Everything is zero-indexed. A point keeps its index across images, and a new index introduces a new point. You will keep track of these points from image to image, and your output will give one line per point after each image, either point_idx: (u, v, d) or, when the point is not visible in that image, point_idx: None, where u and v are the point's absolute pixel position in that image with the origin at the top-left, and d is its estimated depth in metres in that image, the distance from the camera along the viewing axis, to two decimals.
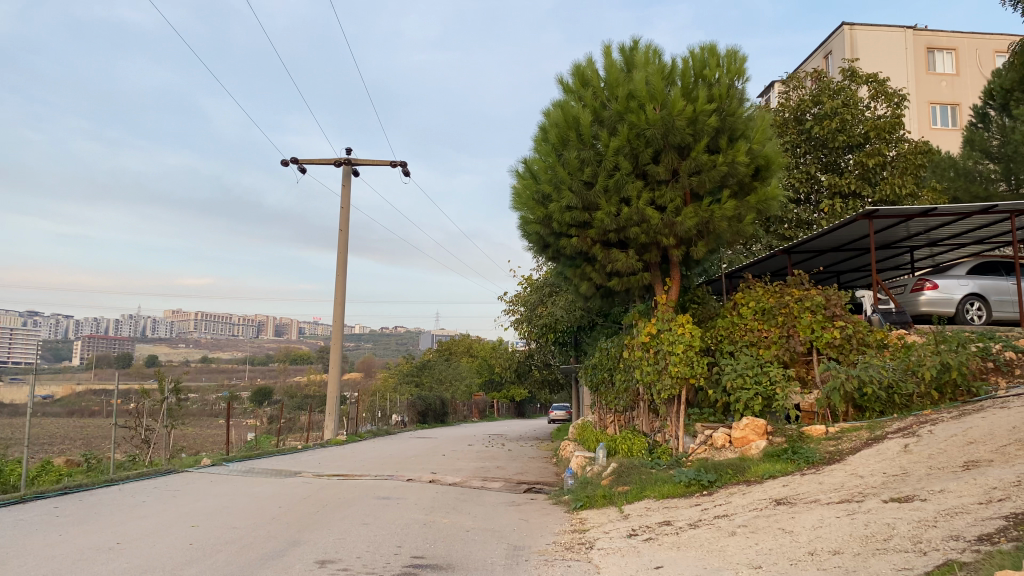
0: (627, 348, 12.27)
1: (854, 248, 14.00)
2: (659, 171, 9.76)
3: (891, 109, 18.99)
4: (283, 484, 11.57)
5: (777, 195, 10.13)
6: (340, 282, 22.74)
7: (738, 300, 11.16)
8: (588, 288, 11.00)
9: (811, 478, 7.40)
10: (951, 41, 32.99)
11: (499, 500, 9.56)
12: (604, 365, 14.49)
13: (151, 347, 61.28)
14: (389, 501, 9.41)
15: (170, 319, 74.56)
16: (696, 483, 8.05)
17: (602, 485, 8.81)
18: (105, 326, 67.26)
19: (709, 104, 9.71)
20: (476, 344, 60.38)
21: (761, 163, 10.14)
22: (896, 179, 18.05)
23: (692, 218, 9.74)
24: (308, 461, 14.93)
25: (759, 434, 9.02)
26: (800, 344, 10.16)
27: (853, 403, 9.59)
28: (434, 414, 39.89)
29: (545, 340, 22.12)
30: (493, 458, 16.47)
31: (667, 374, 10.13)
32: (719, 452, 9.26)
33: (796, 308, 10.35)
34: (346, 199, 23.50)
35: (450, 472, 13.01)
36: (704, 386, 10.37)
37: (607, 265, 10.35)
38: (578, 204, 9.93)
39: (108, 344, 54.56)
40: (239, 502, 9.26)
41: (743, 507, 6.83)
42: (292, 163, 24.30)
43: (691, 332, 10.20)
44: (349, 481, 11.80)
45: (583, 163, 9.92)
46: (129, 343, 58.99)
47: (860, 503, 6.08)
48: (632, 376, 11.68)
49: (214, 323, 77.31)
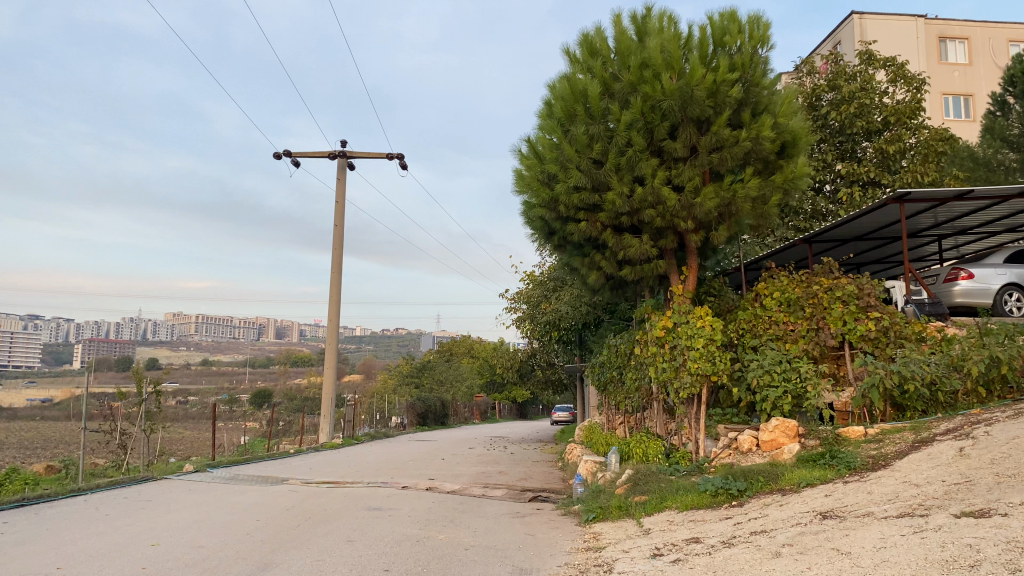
0: (639, 344, 11.40)
1: (880, 237, 13.09)
2: (676, 147, 8.89)
3: (911, 94, 18.08)
4: (268, 493, 10.69)
5: (806, 173, 9.26)
6: (335, 278, 21.85)
7: (761, 290, 10.30)
8: (598, 277, 10.13)
9: (858, 487, 6.51)
10: (963, 30, 32.11)
11: (502, 511, 8.67)
12: (613, 363, 13.59)
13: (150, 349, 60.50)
14: (381, 512, 8.51)
15: (170, 322, 73.89)
16: (724, 492, 7.16)
17: (617, 494, 7.91)
18: (105, 329, 66.59)
19: (730, 74, 8.85)
20: (477, 345, 59.53)
21: (787, 138, 9.27)
22: (918, 167, 17.14)
23: (713, 199, 8.86)
24: (299, 466, 14.05)
25: (790, 437, 8.15)
26: (831, 338, 9.29)
27: (892, 401, 8.69)
28: (435, 415, 39.03)
29: (548, 339, 21.23)
30: (495, 463, 15.57)
31: (686, 371, 9.22)
32: (745, 456, 8.36)
33: (825, 298, 9.49)
34: (341, 193, 22.63)
35: (449, 479, 12.12)
36: (725, 384, 9.48)
37: (619, 252, 9.46)
38: (587, 184, 9.04)
39: (109, 347, 53.86)
40: (214, 514, 8.37)
41: (783, 522, 5.94)
42: (285, 156, 23.44)
43: (712, 325, 9.31)
44: (339, 489, 10.90)
45: (592, 139, 9.03)
46: (129, 346, 58.23)
47: (926, 518, 5.18)
48: (646, 374, 10.80)
49: (214, 326, 76.56)
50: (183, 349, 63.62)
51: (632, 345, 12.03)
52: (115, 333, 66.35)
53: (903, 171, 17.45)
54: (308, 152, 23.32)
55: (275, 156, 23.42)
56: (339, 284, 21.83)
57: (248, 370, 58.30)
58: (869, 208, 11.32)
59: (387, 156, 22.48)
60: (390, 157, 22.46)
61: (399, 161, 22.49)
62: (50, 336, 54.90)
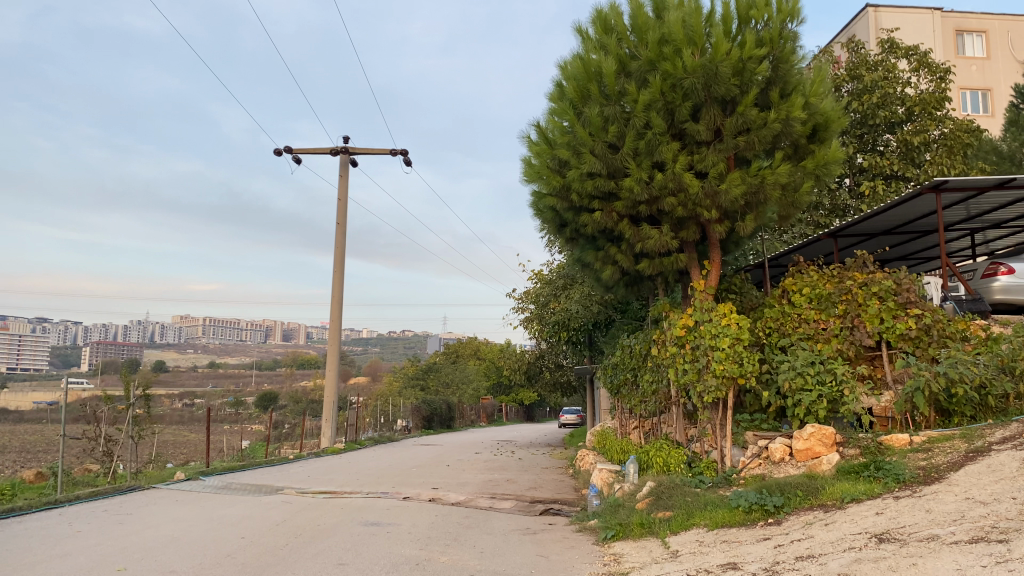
0: (657, 345, 10.67)
1: (909, 232, 12.32)
2: (699, 130, 8.18)
3: (936, 83, 17.28)
4: (260, 504, 10.00)
5: (840, 158, 8.52)
6: (337, 277, 21.17)
7: (789, 287, 9.59)
8: (613, 272, 9.41)
9: (914, 503, 5.75)
10: (981, 23, 31.25)
11: (511, 527, 7.94)
12: (626, 365, 12.87)
13: (157, 352, 60.18)
14: (379, 528, 7.81)
15: (177, 324, 73.56)
16: (759, 508, 6.43)
17: (638, 509, 7.19)
18: (114, 332, 66.37)
19: (758, 49, 8.13)
20: (484, 347, 58.77)
21: (819, 121, 8.54)
22: (944, 159, 16.35)
23: (739, 186, 8.15)
24: (297, 474, 13.38)
25: (828, 446, 7.41)
26: (867, 337, 8.58)
27: (937, 406, 7.93)
28: (440, 419, 38.36)
29: (557, 340, 20.49)
30: (503, 469, 14.84)
31: (711, 373, 8.48)
32: (778, 467, 7.63)
33: (860, 295, 8.79)
34: (342, 190, 21.95)
35: (454, 488, 11.39)
36: (753, 388, 8.74)
37: (636, 245, 8.73)
38: (602, 170, 8.31)
39: (118, 350, 53.49)
40: (196, 530, 7.66)
41: (833, 546, 5.19)
42: (285, 152, 22.75)
43: (738, 324, 8.58)
44: (337, 500, 10.19)
45: (607, 121, 8.29)
46: (137, 348, 57.96)
47: (1007, 546, 4.43)
48: (665, 376, 10.08)
49: (221, 329, 76.07)
50: (190, 352, 63.22)
51: (649, 346, 11.30)
52: (122, 336, 66.02)
53: (927, 163, 16.65)
54: (309, 149, 22.66)
55: (275, 152, 22.75)
56: (342, 283, 21.17)
57: (254, 373, 57.76)
58: (904, 198, 10.54)
59: (390, 153, 21.82)
60: (393, 154, 21.79)
61: (403, 158, 21.80)
62: (56, 338, 54.49)
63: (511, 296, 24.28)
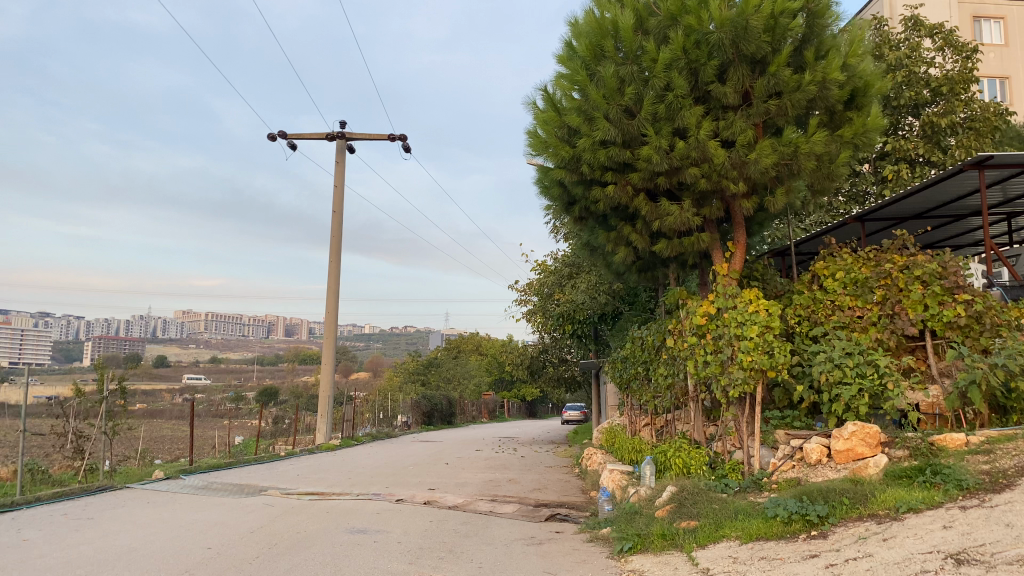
0: (675, 335, 9.81)
1: (943, 215, 11.40)
2: (726, 92, 7.33)
3: (961, 63, 16.29)
4: (240, 506, 9.17)
5: (881, 126, 7.64)
6: (333, 268, 20.39)
7: (821, 272, 8.72)
8: (627, 255, 8.55)
9: (989, 516, 4.87)
10: (999, 9, 30.38)
11: (513, 536, 7.08)
12: (638, 358, 12.01)
13: (158, 347, 59.62)
14: (365, 537, 6.95)
15: (180, 319, 73.01)
16: (801, 519, 5.57)
17: (658, 518, 6.33)
18: (116, 327, 65.83)
19: (792, 2, 7.26)
20: (486, 342, 57.88)
21: (857, 84, 7.68)
22: (972, 141, 15.41)
23: (770, 156, 7.30)
24: (285, 474, 12.54)
25: (872, 447, 6.57)
26: (911, 325, 7.74)
27: (993, 403, 7.07)
28: (440, 415, 37.52)
29: (561, 333, 19.61)
30: (504, 469, 13.99)
31: (737, 366, 7.61)
32: (815, 469, 6.79)
33: (902, 279, 7.94)
34: (339, 176, 21.11)
35: (452, 490, 10.55)
36: (783, 382, 7.87)
37: (654, 223, 7.86)
38: (617, 138, 7.44)
39: (119, 345, 52.91)
40: (158, 539, 6.81)
41: (898, 569, 4.34)
42: (279, 137, 21.89)
43: (767, 310, 7.71)
44: (323, 502, 9.35)
45: (623, 82, 7.43)
46: (138, 342, 57.37)
47: None
48: (683, 369, 9.23)
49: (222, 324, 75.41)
50: (192, 347, 62.59)
51: (664, 337, 10.43)
52: (123, 331, 65.46)
53: (954, 147, 15.73)
54: (304, 134, 21.82)
55: (269, 138, 21.90)
56: (338, 273, 20.37)
57: (255, 367, 57.06)
58: (940, 176, 9.57)
59: (388, 138, 20.97)
60: (392, 140, 20.95)
61: (401, 143, 20.94)
62: (57, 332, 54.02)
63: (513, 288, 23.41)
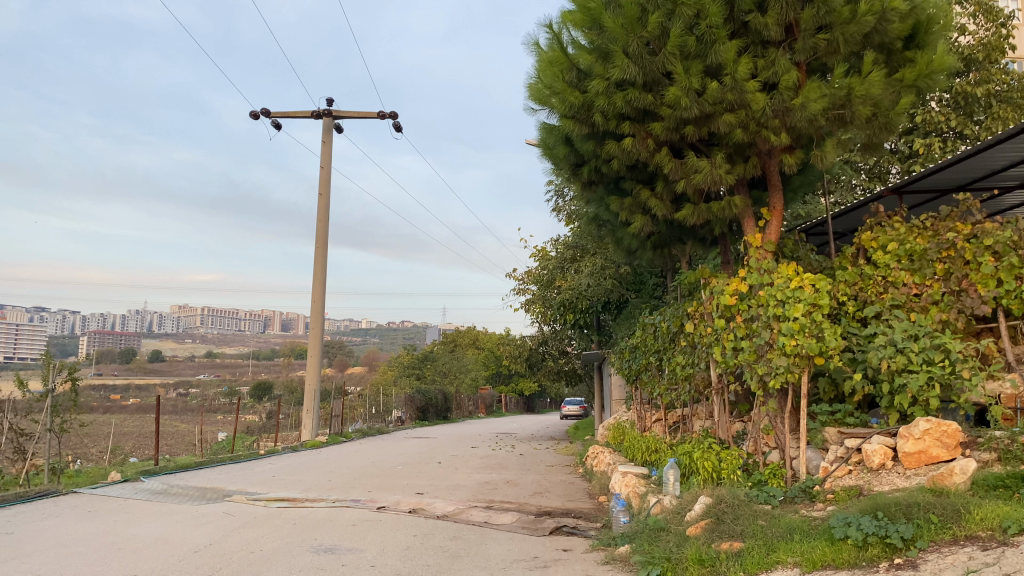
0: (696, 320, 8.62)
1: (986, 186, 10.16)
2: (767, 24, 6.14)
3: (995, 30, 15.02)
4: (196, 515, 7.94)
5: (950, 66, 6.45)
6: (320, 255, 19.18)
7: (868, 244, 7.53)
8: (645, 224, 7.35)
9: None
10: None
11: (512, 555, 5.87)
12: (650, 347, 10.81)
13: (154, 342, 58.53)
14: (332, 558, 5.72)
15: (175, 314, 71.87)
16: (880, 543, 4.35)
17: (691, 539, 5.12)
18: (109, 321, 64.57)
19: None
20: (482, 335, 56.56)
21: (920, 17, 6.48)
22: (1010, 112, 14.16)
23: (819, 100, 6.10)
24: (259, 476, 11.33)
25: (950, 448, 5.38)
26: (982, 304, 6.53)
27: None
28: (435, 409, 36.27)
29: (562, 323, 18.43)
30: (501, 468, 12.79)
31: (777, 351, 6.42)
32: (878, 476, 5.58)
33: (970, 249, 6.73)
34: (326, 157, 19.87)
35: (442, 494, 9.33)
36: (830, 371, 6.67)
37: (679, 182, 6.65)
38: (637, 79, 6.25)
39: (109, 339, 51.59)
40: (77, 562, 5.59)
41: None
42: (263, 115, 20.63)
43: (813, 284, 6.51)
44: (293, 511, 8.13)
45: (645, 11, 6.24)
46: (131, 337, 56.15)
47: None
48: (708, 357, 8.03)
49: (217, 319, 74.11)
50: (187, 342, 61.49)
51: (682, 323, 9.23)
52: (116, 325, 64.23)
53: (988, 120, 14.47)
54: (289, 112, 20.58)
55: (252, 115, 20.66)
56: (325, 259, 19.15)
57: (251, 362, 55.82)
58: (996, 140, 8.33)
59: (378, 116, 19.75)
60: (382, 118, 19.71)
61: (392, 121, 19.72)
62: (48, 327, 52.89)
63: (511, 277, 22.15)
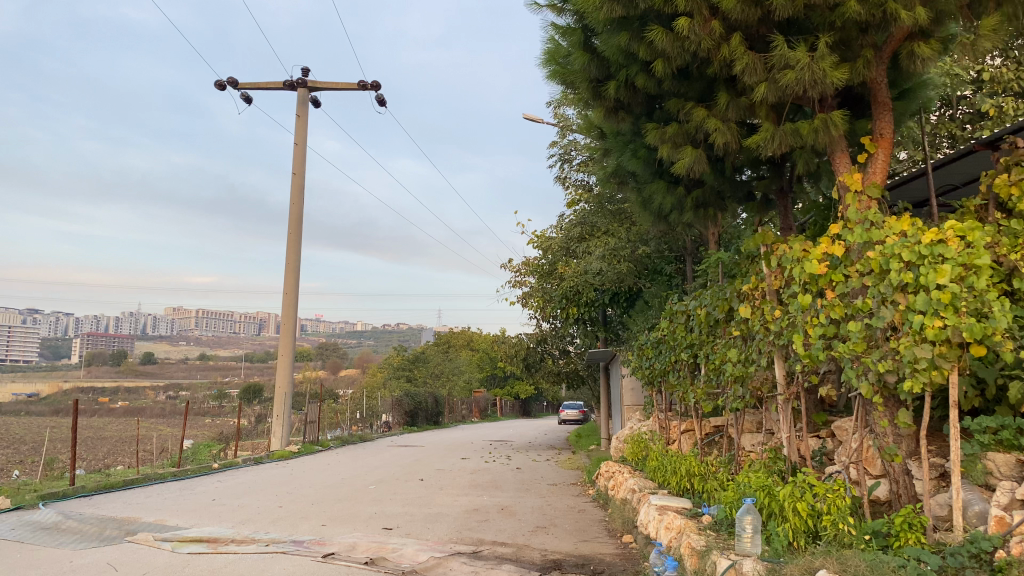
0: (755, 303, 6.48)
1: None
2: None
3: None
4: (67, 568, 5.69)
5: None
6: (293, 240, 17.01)
7: (1006, 190, 5.25)
8: (697, 159, 5.23)
9: None
10: None
11: None
12: (680, 341, 8.62)
13: (144, 344, 56.50)
14: None
15: (170, 315, 70.14)
16: None
17: None
18: (98, 322, 62.47)
19: None
20: (477, 336, 54.37)
21: None
22: None
23: None
24: (193, 500, 9.12)
25: None
26: None
27: None
28: (425, 413, 34.02)
29: (563, 319, 16.22)
30: (494, 488, 10.63)
31: (908, 337, 4.28)
32: None
33: None
34: (299, 132, 17.69)
35: (415, 532, 7.09)
36: (986, 369, 4.42)
37: (758, 85, 4.56)
38: None
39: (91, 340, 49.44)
40: None
41: None
42: (229, 85, 18.45)
43: (961, 234, 4.31)
44: (203, 560, 5.88)
45: None
46: (116, 338, 54.03)
47: None
48: (787, 350, 5.83)
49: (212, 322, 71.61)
50: (178, 344, 59.25)
51: (732, 307, 7.09)
52: (105, 327, 62.12)
53: None
54: (258, 82, 18.37)
55: (218, 86, 18.50)
56: (297, 246, 16.96)
57: (242, 364, 53.70)
58: None
59: (359, 86, 17.59)
60: (363, 87, 17.57)
61: (374, 91, 17.57)
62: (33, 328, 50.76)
63: (507, 267, 19.96)
